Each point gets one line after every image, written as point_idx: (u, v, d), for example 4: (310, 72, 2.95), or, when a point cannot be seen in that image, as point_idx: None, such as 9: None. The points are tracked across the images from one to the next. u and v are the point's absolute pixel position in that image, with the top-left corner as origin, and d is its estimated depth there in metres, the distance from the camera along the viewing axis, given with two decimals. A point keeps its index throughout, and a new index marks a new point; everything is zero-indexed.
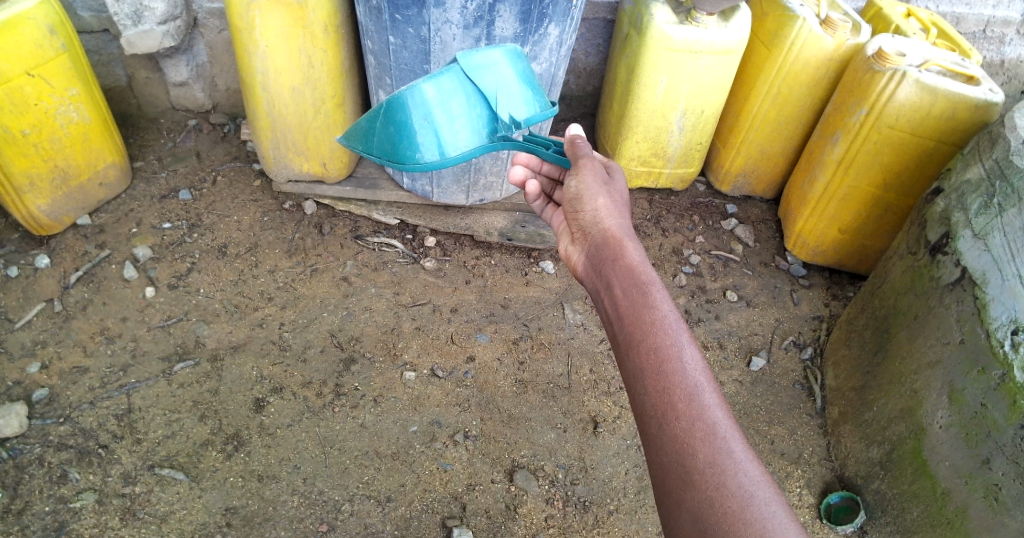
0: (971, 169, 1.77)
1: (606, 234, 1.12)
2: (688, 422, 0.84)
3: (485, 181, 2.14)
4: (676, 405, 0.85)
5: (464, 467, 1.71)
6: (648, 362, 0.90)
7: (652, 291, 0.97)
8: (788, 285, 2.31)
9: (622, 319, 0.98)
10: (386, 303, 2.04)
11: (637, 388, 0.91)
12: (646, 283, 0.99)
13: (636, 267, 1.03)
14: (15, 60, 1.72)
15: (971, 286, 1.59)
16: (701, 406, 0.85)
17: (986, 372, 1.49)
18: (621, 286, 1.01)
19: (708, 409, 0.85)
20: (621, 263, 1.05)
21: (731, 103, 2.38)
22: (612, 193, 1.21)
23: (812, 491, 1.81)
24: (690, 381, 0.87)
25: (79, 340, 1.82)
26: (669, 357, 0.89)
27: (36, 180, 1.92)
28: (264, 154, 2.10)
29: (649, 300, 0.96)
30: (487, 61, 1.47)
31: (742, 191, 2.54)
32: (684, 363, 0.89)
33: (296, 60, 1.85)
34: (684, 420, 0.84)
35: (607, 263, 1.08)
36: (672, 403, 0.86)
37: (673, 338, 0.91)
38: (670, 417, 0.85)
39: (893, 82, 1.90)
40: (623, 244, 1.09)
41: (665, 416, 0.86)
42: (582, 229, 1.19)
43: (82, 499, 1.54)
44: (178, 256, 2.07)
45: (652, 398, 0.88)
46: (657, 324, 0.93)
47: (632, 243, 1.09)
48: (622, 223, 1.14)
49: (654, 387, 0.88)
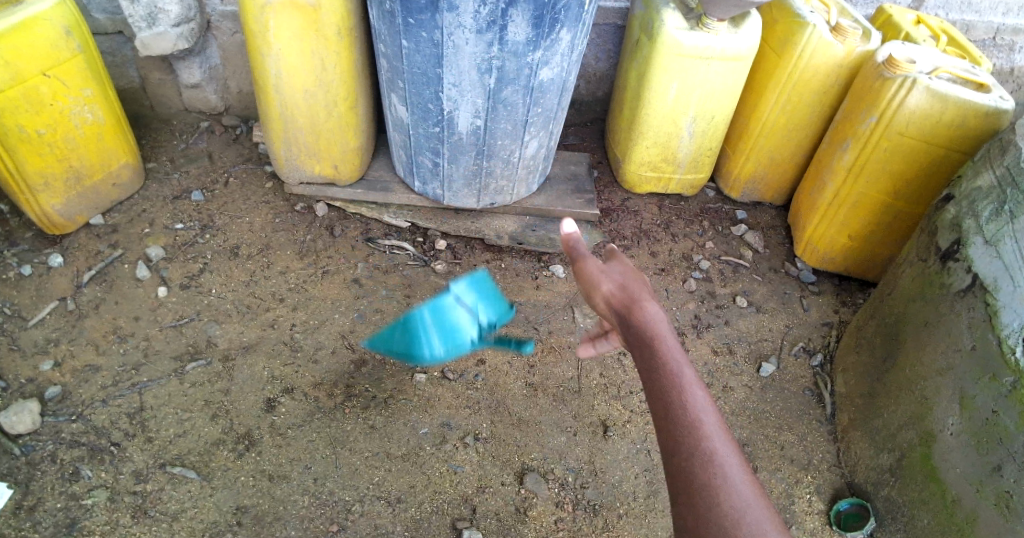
0: (982, 177, 1.77)
1: (633, 301, 1.18)
2: (715, 485, 0.93)
3: (496, 185, 2.15)
4: (704, 468, 0.95)
5: (474, 469, 1.71)
6: (677, 428, 0.99)
7: (678, 360, 1.06)
8: (798, 291, 2.30)
9: (651, 386, 1.05)
10: (396, 305, 2.05)
11: (667, 452, 0.99)
12: (672, 352, 1.07)
13: (662, 335, 1.10)
14: (31, 60, 1.74)
15: (982, 293, 1.59)
16: (727, 468, 0.95)
17: (997, 379, 1.49)
18: (649, 354, 1.08)
19: (733, 471, 0.95)
20: (648, 331, 1.12)
21: (741, 109, 2.39)
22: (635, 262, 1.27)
23: (822, 497, 1.80)
24: (716, 445, 0.97)
25: (91, 338, 1.84)
26: (696, 423, 0.98)
27: (50, 179, 1.94)
28: (277, 156, 2.12)
29: (676, 369, 1.04)
30: (471, 295, 1.73)
31: (752, 197, 2.54)
32: (694, 403, 1.01)
33: (309, 63, 1.86)
34: (712, 483, 0.94)
35: (635, 330, 1.14)
36: (701, 466, 0.95)
37: (699, 405, 1.00)
38: (699, 481, 0.94)
39: (903, 90, 1.91)
40: (634, 299, 1.19)
41: (695, 480, 0.94)
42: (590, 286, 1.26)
43: (94, 496, 1.55)
44: (191, 256, 2.08)
45: (681, 462, 0.97)
46: (684, 393, 1.01)
47: (642, 299, 1.20)
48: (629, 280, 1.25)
49: (684, 452, 0.97)
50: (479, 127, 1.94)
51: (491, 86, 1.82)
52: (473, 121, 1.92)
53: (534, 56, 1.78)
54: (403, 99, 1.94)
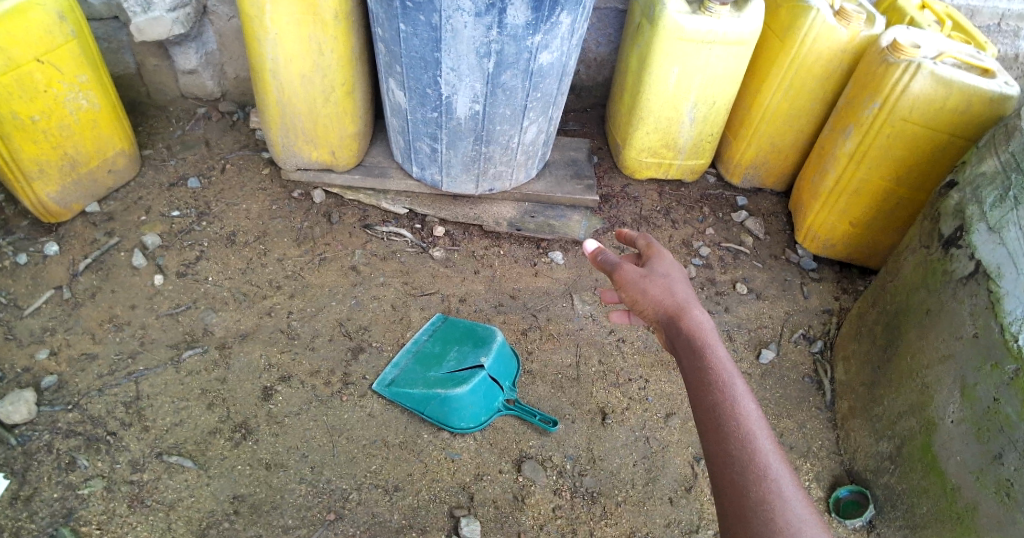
0: (986, 162, 1.74)
1: (680, 307, 1.20)
2: (771, 499, 0.92)
3: (495, 170, 2.13)
4: (758, 481, 0.94)
5: (472, 457, 1.71)
6: (731, 439, 0.99)
7: (730, 371, 1.07)
8: (798, 278, 2.29)
9: (701, 399, 1.05)
10: (394, 292, 2.03)
11: (718, 463, 0.98)
12: (724, 363, 1.08)
13: (713, 344, 1.11)
14: (24, 45, 1.71)
15: (985, 280, 1.58)
16: (781, 483, 0.94)
17: (999, 367, 1.48)
18: (698, 365, 1.09)
19: (787, 487, 0.94)
20: (697, 339, 1.13)
21: (743, 94, 2.36)
22: (682, 270, 1.29)
23: (821, 484, 1.80)
24: (769, 457, 0.97)
25: (87, 327, 1.83)
26: (750, 435, 0.99)
27: (45, 167, 1.92)
28: (274, 143, 2.10)
29: (728, 380, 1.05)
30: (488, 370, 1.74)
31: (753, 183, 2.52)
32: (744, 415, 1.01)
33: (306, 48, 1.84)
34: (766, 498, 0.93)
35: (683, 336, 1.16)
36: (754, 478, 0.94)
37: (753, 419, 1.01)
38: (754, 495, 0.93)
39: (908, 74, 1.88)
40: (679, 304, 1.20)
41: (749, 494, 0.94)
42: (631, 293, 1.27)
43: (91, 485, 1.54)
44: (187, 243, 2.06)
45: (734, 474, 0.96)
46: (739, 405, 1.02)
47: (688, 303, 1.20)
48: (672, 282, 1.25)
49: (737, 463, 0.96)
50: (478, 113, 1.92)
51: (490, 70, 1.80)
52: (471, 106, 1.90)
53: (533, 40, 1.75)
54: (400, 84, 1.92)
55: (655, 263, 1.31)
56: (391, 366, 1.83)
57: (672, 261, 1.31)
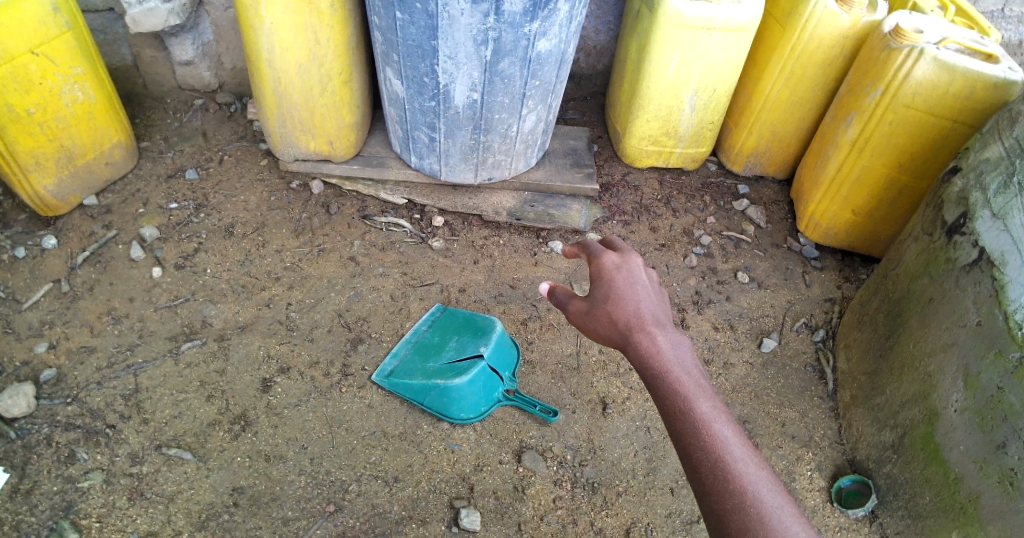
0: (990, 148, 1.72)
1: (627, 335, 1.14)
2: (753, 523, 0.93)
3: (494, 159, 2.11)
4: (739, 508, 0.94)
5: (472, 447, 1.70)
6: (705, 469, 0.98)
7: (694, 393, 1.04)
8: (800, 267, 2.27)
9: (672, 427, 1.03)
10: (393, 283, 2.02)
11: (699, 493, 0.99)
12: (686, 385, 1.05)
13: (671, 367, 1.07)
14: (18, 38, 1.70)
15: (989, 267, 1.56)
16: (763, 502, 0.94)
17: (1003, 355, 1.46)
18: (663, 393, 1.06)
19: (770, 506, 0.94)
20: (652, 366, 1.09)
21: (744, 81, 2.34)
22: (627, 279, 1.20)
23: (823, 474, 1.79)
24: (747, 478, 0.96)
25: (86, 320, 1.82)
26: (724, 460, 0.98)
27: (42, 160, 1.91)
28: (271, 133, 2.08)
29: (694, 404, 1.03)
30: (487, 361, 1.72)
31: (754, 171, 2.50)
32: (716, 437, 1.00)
33: (302, 37, 1.82)
34: (750, 524, 0.93)
35: (639, 364, 1.11)
36: (735, 506, 0.95)
37: (726, 440, 0.99)
38: (737, 523, 0.94)
39: (910, 60, 1.85)
40: (629, 328, 1.14)
41: (733, 522, 0.94)
42: (583, 327, 1.21)
43: (90, 478, 1.54)
44: (185, 236, 2.05)
45: (715, 503, 0.96)
46: (708, 430, 1.00)
47: (640, 323, 1.14)
48: (616, 303, 1.17)
49: (716, 492, 0.96)
50: (476, 101, 1.90)
51: (488, 58, 1.78)
52: (469, 94, 1.88)
53: (531, 27, 1.73)
54: (397, 73, 1.90)
55: (597, 280, 1.22)
56: (390, 357, 1.82)
57: (614, 271, 1.21)
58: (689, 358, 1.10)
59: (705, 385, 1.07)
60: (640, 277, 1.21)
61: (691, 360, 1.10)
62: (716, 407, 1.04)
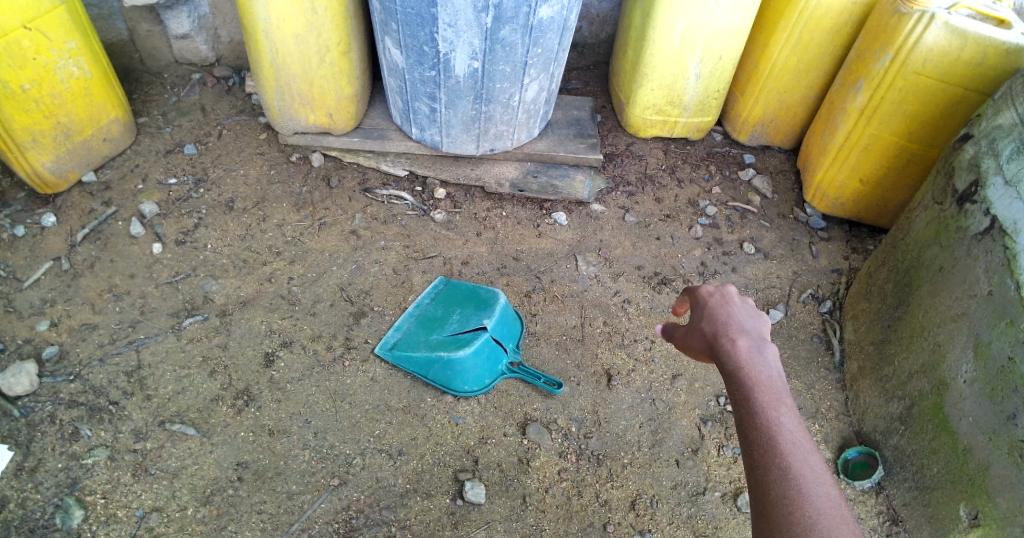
0: (1002, 114, 1.67)
1: (716, 344, 1.12)
2: (792, 495, 0.93)
3: (496, 130, 2.07)
4: (782, 482, 0.95)
5: (476, 420, 1.69)
6: (758, 444, 0.99)
7: (763, 384, 1.04)
8: (807, 237, 2.25)
9: (739, 410, 1.04)
10: (396, 256, 2.01)
11: (749, 464, 1.00)
12: (757, 377, 1.05)
13: (748, 364, 1.06)
14: (10, 13, 1.66)
15: (1001, 235, 1.53)
16: (810, 484, 0.94)
17: (1015, 324, 1.44)
18: (736, 385, 1.06)
19: (814, 485, 0.94)
20: (731, 364, 1.08)
21: (751, 49, 2.29)
22: (722, 298, 1.18)
23: (829, 446, 1.78)
24: (797, 456, 0.97)
25: (87, 297, 1.80)
26: (777, 437, 0.98)
27: (39, 137, 1.88)
28: (270, 106, 2.05)
29: (759, 391, 1.03)
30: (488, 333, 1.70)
31: (760, 141, 2.46)
32: (775, 420, 1.00)
33: (298, 7, 1.77)
34: (788, 497, 0.94)
35: (720, 367, 1.10)
36: (778, 478, 0.95)
37: (784, 423, 1.00)
38: (776, 493, 0.94)
39: (920, 25, 1.81)
40: (717, 335, 1.12)
41: (772, 493, 0.95)
42: (678, 343, 1.21)
43: (94, 455, 1.54)
44: (185, 211, 2.03)
45: (759, 474, 0.97)
46: (769, 413, 1.01)
47: (731, 331, 1.12)
48: (710, 317, 1.16)
49: (762, 464, 0.98)
50: (477, 70, 1.86)
51: (488, 25, 1.73)
52: (470, 63, 1.84)
53: None
54: (397, 42, 1.86)
55: (693, 298, 1.22)
56: (392, 330, 1.81)
57: (710, 291, 1.20)
58: (774, 361, 1.07)
59: (781, 379, 1.06)
60: (737, 298, 1.18)
61: (774, 365, 1.07)
62: (783, 396, 1.04)
